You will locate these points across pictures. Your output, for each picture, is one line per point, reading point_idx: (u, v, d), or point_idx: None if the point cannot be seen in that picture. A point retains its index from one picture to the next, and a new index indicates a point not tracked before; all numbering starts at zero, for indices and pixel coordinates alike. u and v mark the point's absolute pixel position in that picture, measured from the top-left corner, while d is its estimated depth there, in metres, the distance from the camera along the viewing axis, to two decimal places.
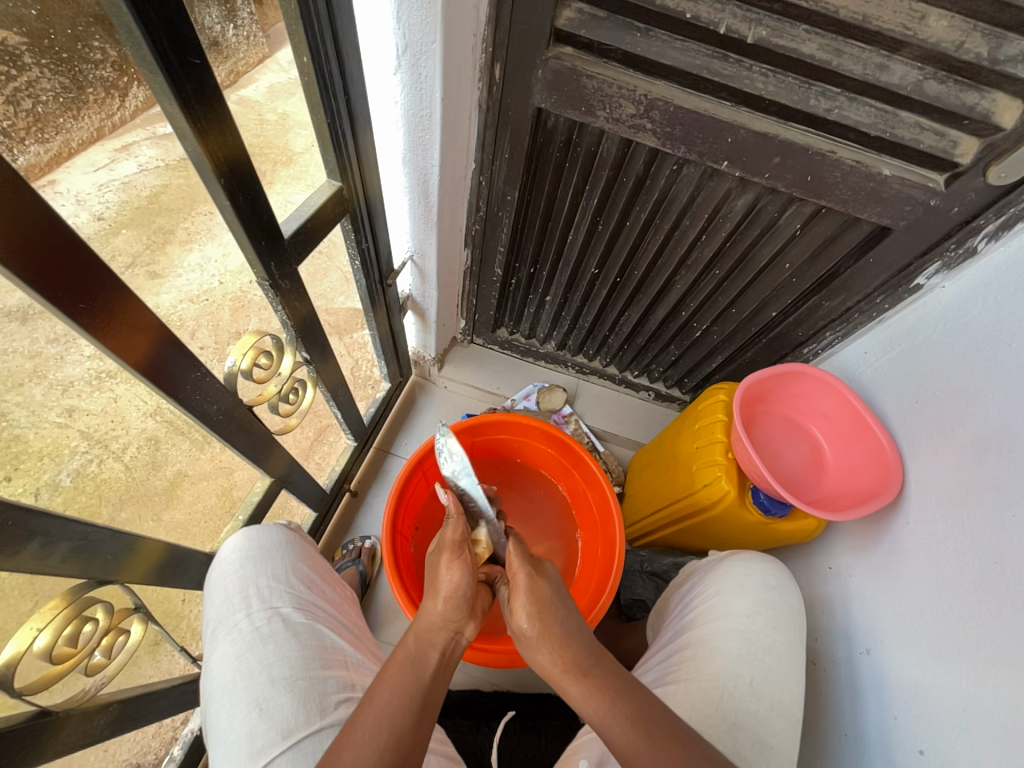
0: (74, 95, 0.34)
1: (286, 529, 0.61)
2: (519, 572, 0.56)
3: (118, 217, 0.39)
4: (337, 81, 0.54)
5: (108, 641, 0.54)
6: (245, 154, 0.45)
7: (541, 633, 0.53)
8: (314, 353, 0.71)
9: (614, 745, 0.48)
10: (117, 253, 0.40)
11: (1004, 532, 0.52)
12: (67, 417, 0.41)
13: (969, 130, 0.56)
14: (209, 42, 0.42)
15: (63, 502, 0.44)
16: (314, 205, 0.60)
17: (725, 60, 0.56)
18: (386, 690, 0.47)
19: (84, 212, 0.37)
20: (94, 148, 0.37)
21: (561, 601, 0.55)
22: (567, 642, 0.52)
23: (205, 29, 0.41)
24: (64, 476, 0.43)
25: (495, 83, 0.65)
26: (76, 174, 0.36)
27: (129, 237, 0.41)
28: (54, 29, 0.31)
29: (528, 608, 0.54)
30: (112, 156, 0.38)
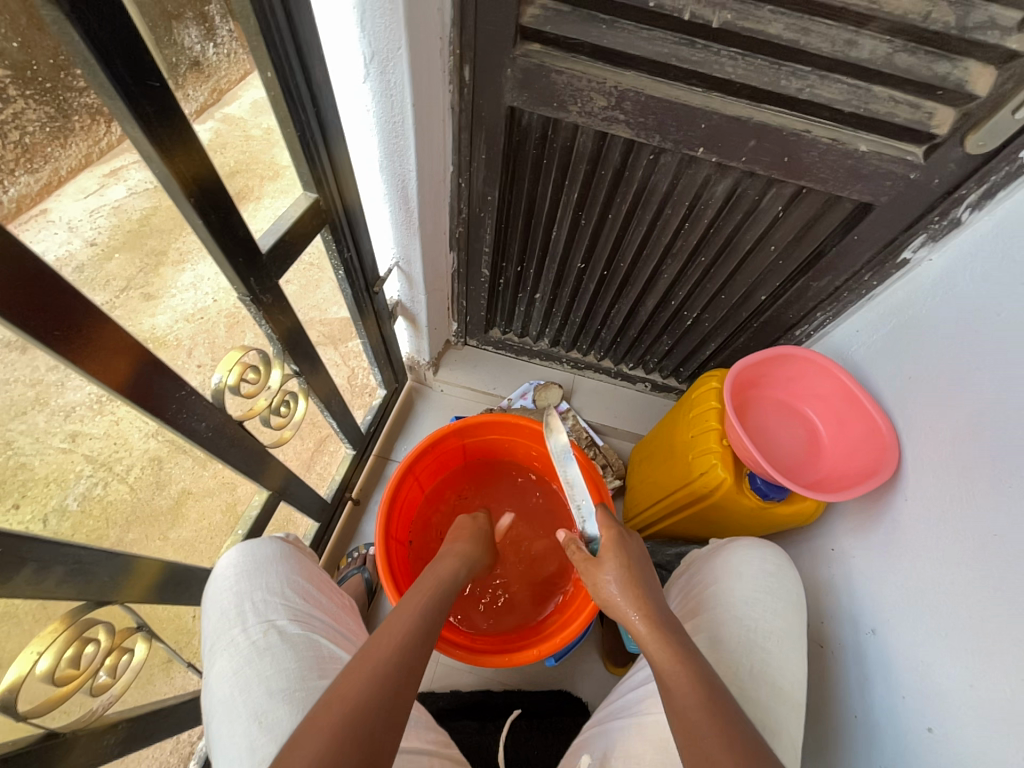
0: (59, 123, 0.35)
1: (280, 543, 0.62)
2: (608, 531, 0.68)
3: (111, 241, 0.41)
4: (305, 93, 0.54)
5: (112, 661, 0.54)
6: (214, 172, 0.45)
7: (622, 571, 0.62)
8: (302, 365, 0.71)
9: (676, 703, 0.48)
10: (111, 278, 0.41)
11: (1001, 504, 0.52)
12: (71, 443, 0.42)
13: (944, 100, 0.55)
14: (189, 63, 0.44)
15: (71, 527, 0.45)
16: (292, 217, 0.60)
17: (692, 46, 0.56)
18: (372, 647, 0.48)
19: (76, 238, 0.38)
20: (83, 175, 0.38)
21: (633, 562, 0.63)
22: (624, 581, 0.61)
23: (185, 50, 0.43)
24: (71, 500, 0.44)
25: (466, 85, 0.65)
26: (67, 201, 0.37)
27: (122, 261, 0.42)
28: (36, 60, 0.32)
29: (619, 553, 0.64)
30: (103, 182, 0.39)
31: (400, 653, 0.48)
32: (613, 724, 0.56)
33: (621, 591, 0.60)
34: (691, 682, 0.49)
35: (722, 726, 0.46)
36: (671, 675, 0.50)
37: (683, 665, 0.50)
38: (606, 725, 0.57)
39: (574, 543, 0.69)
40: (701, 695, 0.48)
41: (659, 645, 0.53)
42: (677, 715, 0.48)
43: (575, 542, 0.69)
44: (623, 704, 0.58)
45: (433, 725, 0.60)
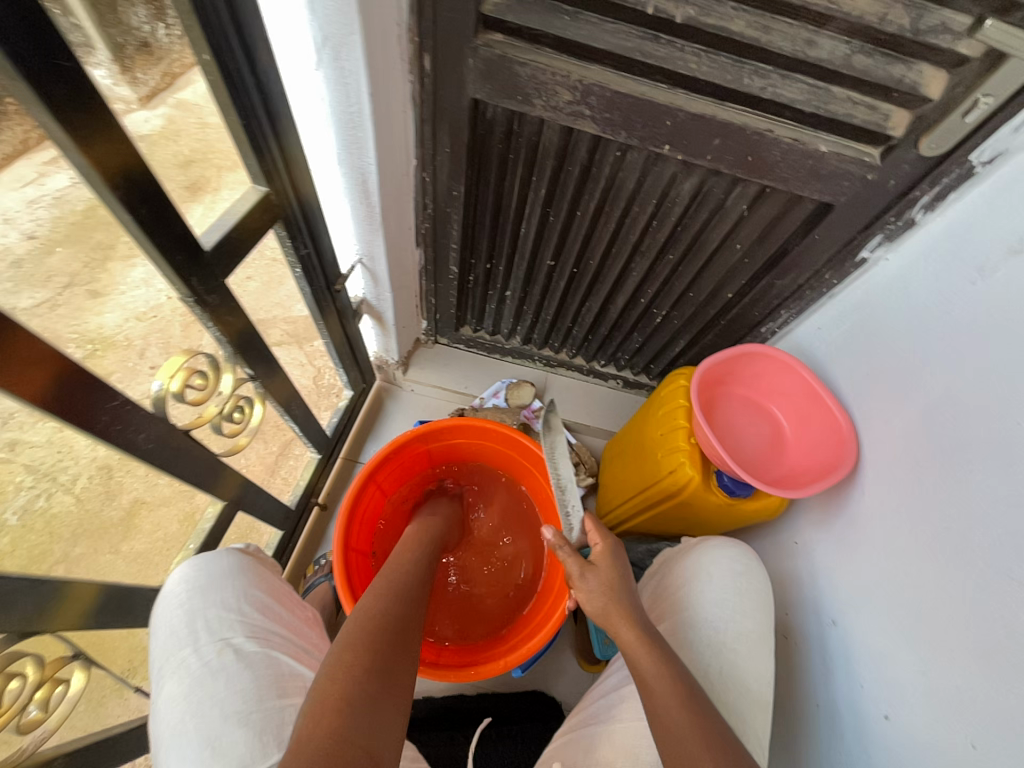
0: None
1: (238, 555, 0.58)
2: (601, 541, 0.64)
3: (53, 235, 0.39)
4: (248, 79, 0.50)
5: (44, 694, 0.50)
6: (144, 163, 0.42)
7: (614, 582, 0.59)
8: (257, 367, 0.67)
9: (654, 704, 0.49)
10: (53, 273, 0.40)
11: (952, 497, 0.54)
12: (9, 451, 0.40)
13: (899, 102, 0.56)
14: (138, 43, 0.42)
15: (8, 543, 0.42)
16: (240, 212, 0.56)
17: (656, 41, 0.55)
18: (337, 668, 0.46)
19: (13, 231, 0.36)
20: (19, 163, 0.35)
21: (621, 572, 0.61)
22: (614, 590, 0.58)
23: (132, 29, 0.41)
24: (9, 515, 0.41)
25: (427, 75, 0.63)
26: (2, 191, 0.35)
27: (65, 255, 0.40)
28: None
29: (611, 562, 0.62)
30: (42, 170, 0.37)
31: (369, 674, 0.46)
32: (586, 731, 0.56)
33: (611, 599, 0.57)
34: (670, 685, 0.49)
35: (703, 730, 0.46)
36: (654, 679, 0.50)
37: (665, 669, 0.50)
38: (578, 733, 0.57)
39: (564, 543, 0.63)
40: (683, 700, 0.48)
41: (642, 650, 0.52)
42: (658, 722, 0.48)
43: (566, 543, 0.63)
44: (596, 711, 0.58)
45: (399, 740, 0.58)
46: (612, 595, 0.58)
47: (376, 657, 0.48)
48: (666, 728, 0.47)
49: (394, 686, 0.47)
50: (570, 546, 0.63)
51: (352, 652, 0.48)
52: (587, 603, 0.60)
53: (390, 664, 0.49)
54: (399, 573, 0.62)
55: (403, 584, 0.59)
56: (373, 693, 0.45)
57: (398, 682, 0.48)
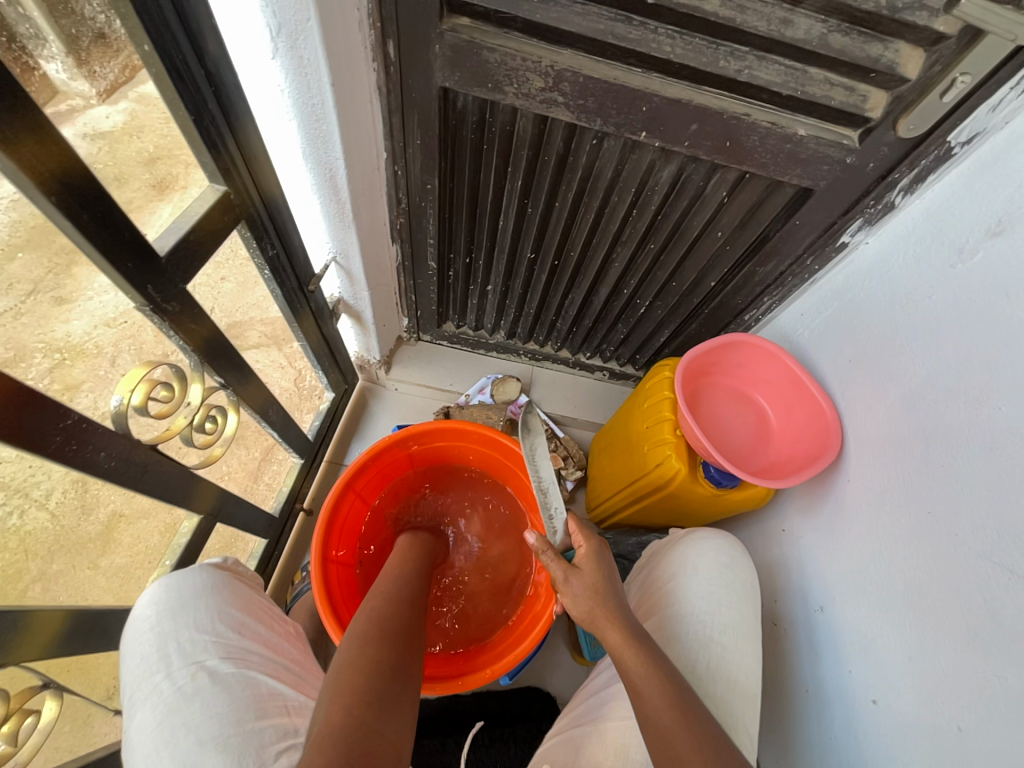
0: None
1: (212, 572, 0.57)
2: (586, 543, 0.62)
3: (13, 240, 0.37)
4: (197, 71, 0.47)
5: (12, 726, 0.48)
6: (84, 165, 0.39)
7: (600, 584, 0.58)
8: (227, 375, 0.65)
9: (645, 707, 0.48)
10: (16, 281, 0.38)
11: (935, 481, 0.54)
12: None
13: (877, 83, 0.55)
14: (93, 35, 0.40)
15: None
16: (197, 213, 0.54)
17: (629, 23, 0.53)
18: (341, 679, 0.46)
19: None
20: None
21: (606, 573, 0.60)
22: (599, 593, 0.57)
23: (84, 20, 0.40)
24: None
25: (392, 63, 0.60)
26: None
27: (27, 261, 0.39)
28: None
29: (595, 564, 0.60)
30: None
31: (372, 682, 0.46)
32: (576, 732, 0.56)
33: (597, 603, 0.57)
34: (659, 688, 0.49)
35: (692, 728, 0.47)
36: (641, 680, 0.50)
37: (654, 670, 0.50)
38: (569, 734, 0.56)
39: (547, 547, 0.61)
40: (672, 700, 0.48)
41: (629, 654, 0.51)
42: (647, 724, 0.48)
43: (549, 549, 0.61)
44: (586, 711, 0.58)
45: None
46: (597, 597, 0.57)
47: (390, 654, 0.49)
48: (655, 729, 0.47)
49: (404, 681, 0.48)
50: (554, 550, 0.61)
51: (364, 648, 0.49)
52: (572, 605, 0.59)
53: (401, 663, 0.49)
54: (399, 578, 0.62)
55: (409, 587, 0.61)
56: (386, 690, 0.46)
57: (407, 682, 0.49)
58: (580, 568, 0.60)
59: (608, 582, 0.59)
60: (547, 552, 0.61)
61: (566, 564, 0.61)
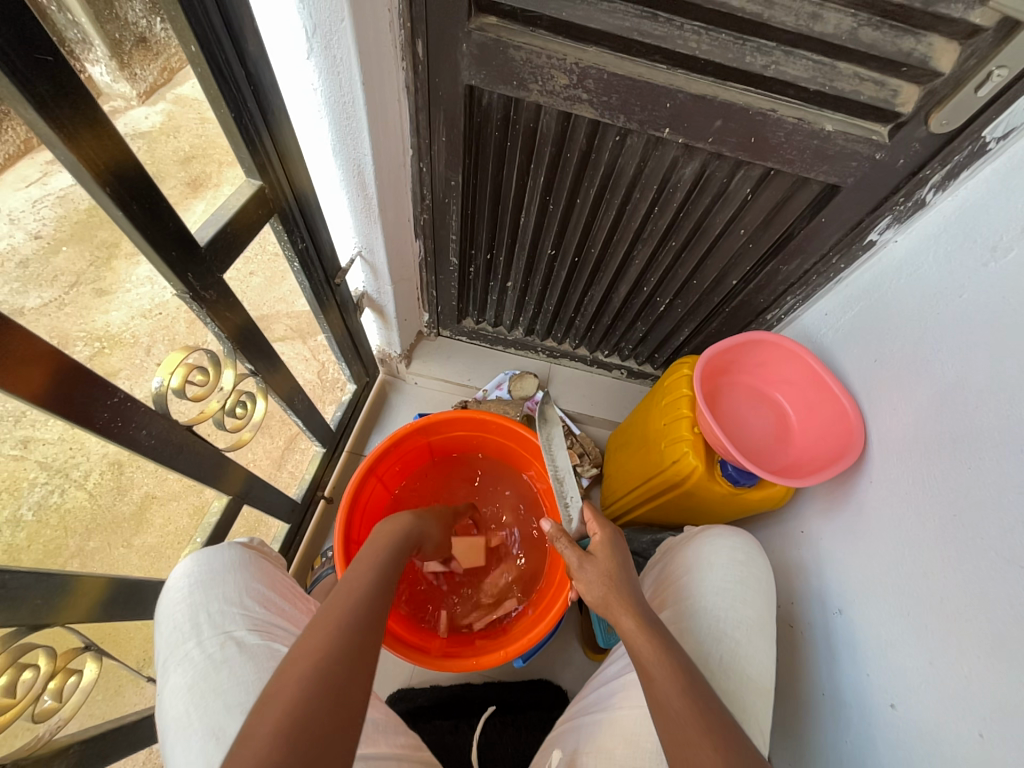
0: None
1: (240, 549, 0.59)
2: (600, 530, 0.66)
3: (58, 234, 0.41)
4: (238, 70, 0.50)
5: (58, 684, 0.51)
6: (135, 158, 0.42)
7: (613, 570, 0.60)
8: (258, 363, 0.68)
9: (658, 695, 0.48)
10: (60, 273, 0.42)
11: (963, 485, 0.53)
12: (23, 449, 0.42)
13: (908, 77, 0.54)
14: (135, 39, 0.43)
15: (26, 538, 0.45)
16: (234, 207, 0.56)
17: (654, 20, 0.53)
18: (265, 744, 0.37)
19: (19, 231, 0.39)
20: (24, 162, 0.37)
21: (620, 561, 0.62)
22: (613, 579, 0.59)
23: (128, 24, 0.43)
24: (24, 510, 0.44)
25: (420, 62, 0.62)
26: (7, 192, 0.37)
27: (71, 255, 0.42)
28: None
29: (609, 551, 0.63)
30: (46, 169, 0.39)
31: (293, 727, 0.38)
32: (587, 719, 0.57)
33: (610, 588, 0.58)
34: (671, 675, 0.49)
35: (703, 715, 0.46)
36: (653, 665, 0.50)
37: (668, 659, 0.50)
38: (579, 722, 0.57)
39: (558, 532, 0.65)
40: (683, 686, 0.48)
41: (641, 639, 0.52)
42: (658, 712, 0.48)
43: (563, 536, 0.64)
44: (597, 698, 0.58)
45: (405, 729, 0.58)
46: (610, 583, 0.59)
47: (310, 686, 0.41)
48: (666, 716, 0.47)
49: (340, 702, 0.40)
50: (567, 535, 0.65)
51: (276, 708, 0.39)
52: (585, 591, 0.61)
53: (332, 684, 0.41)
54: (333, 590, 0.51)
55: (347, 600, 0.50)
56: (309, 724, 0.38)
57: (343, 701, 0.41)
58: (594, 555, 0.63)
59: (624, 573, 0.60)
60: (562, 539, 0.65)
61: (580, 550, 0.64)
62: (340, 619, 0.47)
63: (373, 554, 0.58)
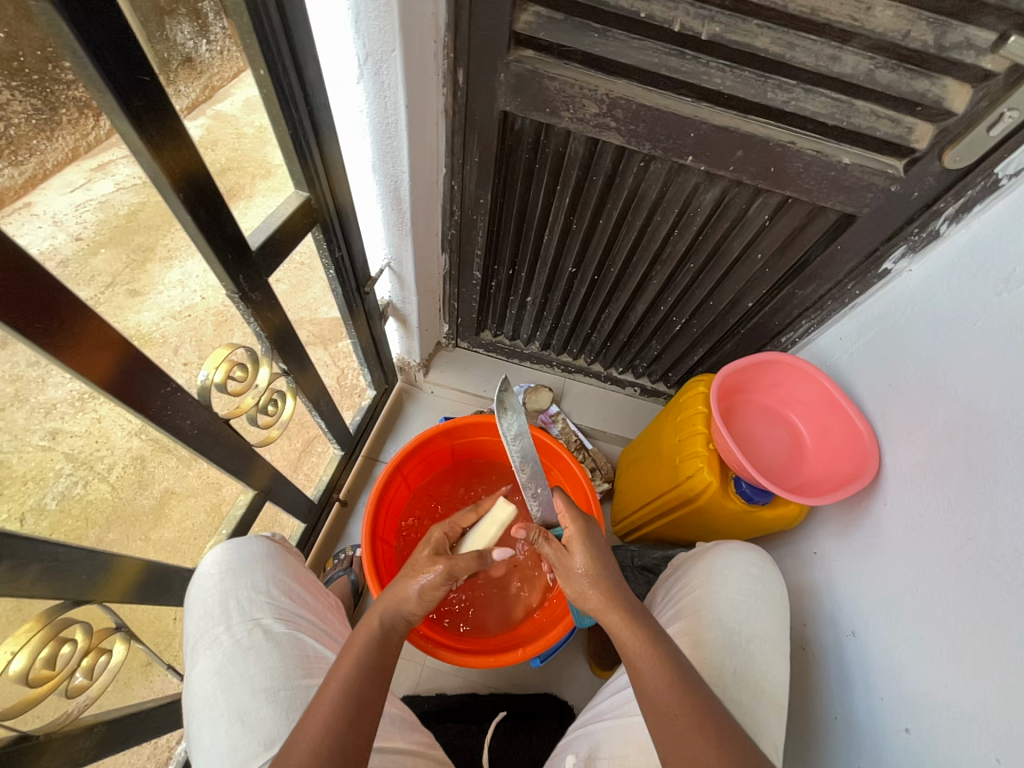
0: (46, 116, 0.35)
1: (267, 540, 0.61)
2: (572, 523, 0.60)
3: (97, 236, 0.41)
4: (298, 92, 0.54)
5: (89, 662, 0.54)
6: (205, 169, 0.46)
7: (591, 568, 0.57)
8: (291, 364, 0.71)
9: (649, 694, 0.49)
10: (96, 273, 0.42)
11: (977, 510, 0.53)
12: (50, 440, 0.42)
13: (923, 116, 0.57)
14: (181, 58, 0.44)
15: (49, 526, 0.44)
16: (283, 216, 0.60)
17: (682, 57, 0.57)
18: None
19: (61, 232, 0.38)
20: (70, 169, 0.38)
21: (600, 551, 0.59)
22: (597, 580, 0.56)
23: (176, 46, 0.43)
24: (49, 499, 0.44)
25: (459, 88, 0.66)
26: (53, 195, 0.37)
27: (108, 256, 0.42)
28: (23, 52, 0.32)
29: (585, 547, 0.58)
30: (90, 177, 0.39)
31: None
32: (599, 726, 0.57)
33: (593, 587, 0.56)
34: (660, 671, 0.49)
35: (696, 713, 0.47)
36: (642, 661, 0.50)
37: (658, 660, 0.50)
38: (590, 728, 0.58)
39: (534, 531, 0.61)
40: (673, 681, 0.49)
41: (630, 634, 0.52)
42: (648, 705, 0.49)
43: (539, 535, 0.60)
44: (610, 705, 0.59)
45: (418, 726, 0.59)
46: (590, 581, 0.57)
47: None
48: (659, 713, 0.48)
49: None
50: (540, 531, 0.60)
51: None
52: (563, 582, 0.59)
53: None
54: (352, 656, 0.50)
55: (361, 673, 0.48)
56: None
57: None
58: (570, 549, 0.59)
59: (606, 567, 0.57)
60: (533, 535, 0.60)
61: (555, 544, 0.60)
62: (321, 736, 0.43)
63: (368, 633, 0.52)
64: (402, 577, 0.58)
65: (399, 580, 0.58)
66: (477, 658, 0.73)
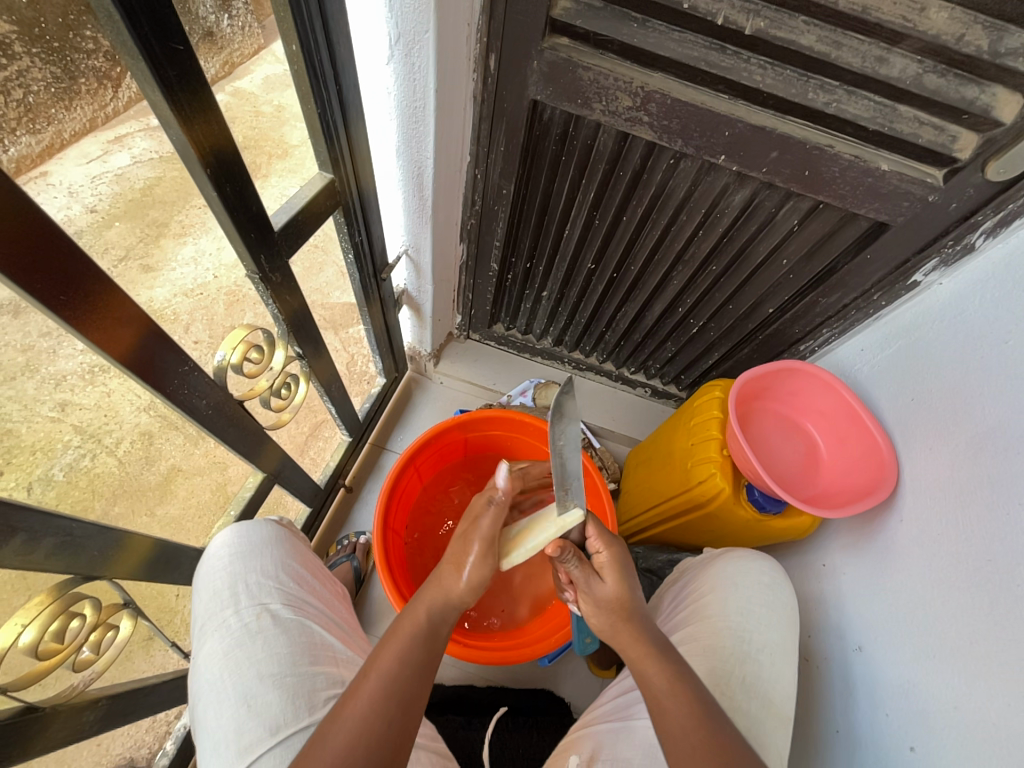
0: (65, 85, 0.34)
1: (275, 526, 0.63)
2: (604, 548, 0.60)
3: (112, 209, 0.40)
4: (328, 70, 0.53)
5: (97, 637, 0.54)
6: (232, 144, 0.45)
7: (624, 599, 0.57)
8: (305, 347, 0.71)
9: (671, 733, 0.47)
10: (110, 246, 0.40)
11: (1000, 530, 0.52)
12: (59, 412, 0.41)
13: (968, 125, 0.55)
14: (202, 32, 0.42)
15: (56, 497, 0.44)
16: (306, 197, 0.60)
17: (723, 52, 0.55)
18: None
19: (76, 204, 0.37)
20: (87, 139, 0.37)
21: (631, 585, 0.58)
22: (624, 611, 0.56)
23: (198, 19, 0.41)
24: (56, 470, 0.43)
25: (491, 75, 0.64)
26: (69, 165, 0.36)
27: (123, 230, 0.41)
28: (45, 18, 0.31)
29: (617, 574, 0.58)
30: (105, 148, 0.38)
31: None
32: (603, 727, 0.58)
33: (621, 618, 0.56)
34: (688, 708, 0.48)
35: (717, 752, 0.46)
36: (666, 698, 0.49)
37: (685, 699, 0.49)
38: (594, 727, 0.59)
39: (569, 550, 0.58)
40: (699, 720, 0.48)
41: (654, 667, 0.51)
42: (672, 744, 0.47)
43: (570, 552, 0.58)
44: (616, 707, 0.59)
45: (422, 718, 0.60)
46: (621, 613, 0.56)
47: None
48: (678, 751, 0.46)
49: None
50: (574, 549, 0.58)
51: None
52: (591, 611, 0.58)
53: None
54: (397, 650, 0.50)
55: (402, 669, 0.48)
56: None
57: None
58: (602, 575, 0.59)
59: (633, 595, 0.57)
60: (567, 556, 0.57)
61: (586, 568, 0.59)
62: (355, 728, 0.43)
63: (413, 629, 0.52)
64: (444, 570, 0.57)
65: (442, 573, 0.57)
66: (488, 660, 0.74)
